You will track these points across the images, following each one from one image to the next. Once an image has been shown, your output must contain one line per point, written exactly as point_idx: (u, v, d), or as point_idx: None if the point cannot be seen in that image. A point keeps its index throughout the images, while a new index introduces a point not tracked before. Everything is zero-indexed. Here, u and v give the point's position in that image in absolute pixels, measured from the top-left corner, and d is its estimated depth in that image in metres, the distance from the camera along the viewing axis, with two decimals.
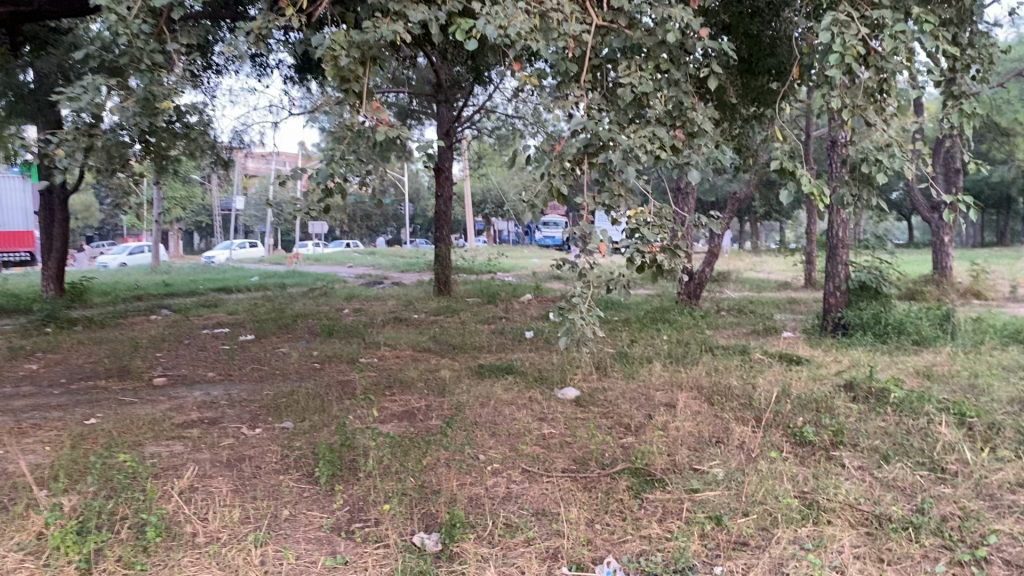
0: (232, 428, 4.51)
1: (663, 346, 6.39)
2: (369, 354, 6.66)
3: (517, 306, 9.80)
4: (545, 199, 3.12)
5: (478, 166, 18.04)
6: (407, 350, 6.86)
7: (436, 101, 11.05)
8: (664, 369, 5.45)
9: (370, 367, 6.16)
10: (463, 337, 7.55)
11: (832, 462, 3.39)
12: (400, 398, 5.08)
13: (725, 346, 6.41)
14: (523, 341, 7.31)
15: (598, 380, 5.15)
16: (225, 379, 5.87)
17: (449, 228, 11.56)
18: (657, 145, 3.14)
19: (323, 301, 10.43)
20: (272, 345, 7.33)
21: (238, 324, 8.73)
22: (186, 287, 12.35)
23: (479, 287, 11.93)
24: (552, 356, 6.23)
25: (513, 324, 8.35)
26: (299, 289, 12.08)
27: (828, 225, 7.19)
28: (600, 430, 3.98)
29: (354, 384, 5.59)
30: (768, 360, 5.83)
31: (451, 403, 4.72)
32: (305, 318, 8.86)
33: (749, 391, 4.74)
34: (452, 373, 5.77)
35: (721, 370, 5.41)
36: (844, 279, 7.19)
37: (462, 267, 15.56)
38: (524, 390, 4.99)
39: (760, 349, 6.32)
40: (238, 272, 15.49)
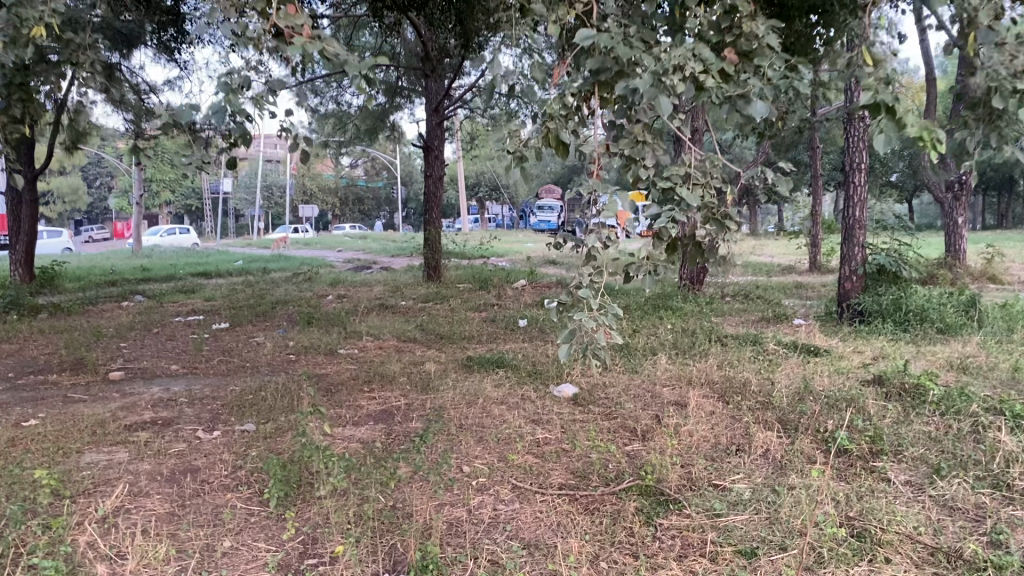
0: (187, 431, 4.01)
1: (667, 335, 5.90)
2: (349, 345, 6.16)
3: (510, 292, 9.29)
4: (536, 147, 2.77)
5: (469, 147, 17.53)
6: (391, 339, 6.36)
7: (425, 75, 10.50)
8: (671, 363, 4.96)
9: (349, 360, 5.65)
10: (452, 326, 7.05)
11: (876, 476, 2.90)
12: (379, 396, 4.58)
13: (734, 336, 5.92)
14: (515, 330, 6.81)
15: (598, 375, 4.65)
16: (188, 373, 5.37)
17: (439, 211, 10.99)
18: (699, 69, 2.43)
19: (307, 287, 9.91)
20: (246, 334, 6.82)
21: (214, 311, 8.22)
22: (165, 272, 11.82)
23: (471, 272, 11.43)
24: (547, 347, 5.74)
25: (505, 312, 7.86)
26: (283, 273, 11.55)
27: (843, 204, 6.70)
28: (602, 434, 3.48)
29: (329, 379, 5.08)
30: (783, 352, 5.34)
31: (434, 403, 4.22)
32: (284, 305, 8.35)
33: (767, 387, 4.25)
34: (438, 366, 5.28)
35: (733, 363, 4.92)
36: (861, 262, 6.72)
37: (454, 251, 15.05)
38: (516, 386, 4.50)
39: (773, 338, 5.83)
40: (222, 256, 14.96)
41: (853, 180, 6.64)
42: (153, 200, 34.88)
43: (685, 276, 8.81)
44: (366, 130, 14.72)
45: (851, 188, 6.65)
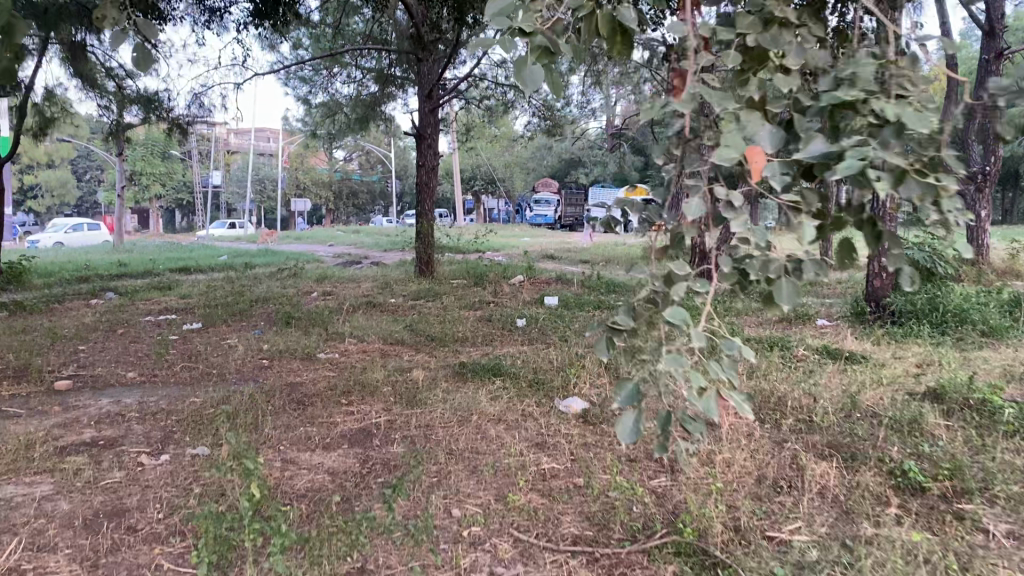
0: (128, 455, 3.41)
1: None
2: (329, 349, 5.55)
3: (508, 289, 8.69)
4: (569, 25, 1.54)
5: (465, 138, 16.91)
6: (376, 342, 5.76)
7: (417, 58, 9.84)
8: None
9: (329, 366, 5.05)
10: (444, 326, 6.46)
11: (967, 525, 2.34)
12: (358, 411, 3.98)
13: (757, 338, 5.33)
14: (515, 332, 6.21)
15: (610, 386, 4.07)
16: (145, 382, 4.76)
17: (433, 202, 10.29)
18: None
19: (290, 283, 9.29)
20: (218, 337, 6.20)
21: (187, 310, 7.59)
22: (142, 267, 11.19)
23: (466, 267, 10.81)
24: (551, 352, 5.14)
25: (503, 311, 7.26)
26: (267, 269, 10.92)
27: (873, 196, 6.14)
28: (622, 465, 2.90)
29: (303, 390, 4.48)
30: (816, 359, 4.75)
31: (422, 420, 3.63)
32: (264, 303, 7.73)
33: (806, 402, 3.67)
34: (428, 373, 4.68)
35: (763, 372, 4.33)
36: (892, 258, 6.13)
37: (448, 245, 14.42)
38: (516, 400, 3.91)
39: (801, 342, 5.24)
40: (207, 250, 14.31)
41: None
42: (142, 194, 34.17)
43: None
44: (356, 119, 14.11)
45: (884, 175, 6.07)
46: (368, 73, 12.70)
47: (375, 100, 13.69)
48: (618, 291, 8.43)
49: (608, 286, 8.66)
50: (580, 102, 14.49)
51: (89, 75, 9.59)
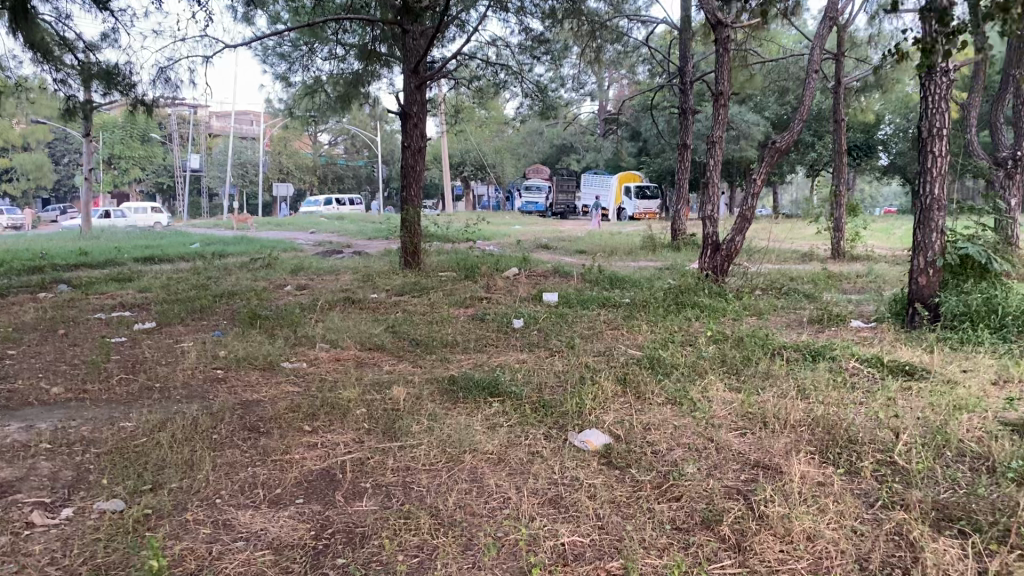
0: (18, 509, 2.62)
1: (711, 347, 4.54)
2: (296, 357, 4.76)
3: (502, 283, 7.94)
4: None
5: (455, 121, 16.11)
6: (351, 347, 4.98)
7: (403, 30, 9.00)
8: (734, 397, 3.59)
9: (292, 382, 4.26)
10: (431, 328, 5.70)
11: None
12: (321, 445, 3.21)
13: (798, 346, 4.58)
14: (512, 336, 5.44)
15: (633, 414, 3.32)
16: (69, 399, 3.96)
17: (419, 186, 9.45)
18: None
19: (262, 275, 8.49)
20: (170, 341, 5.39)
21: (143, 306, 6.78)
22: (104, 256, 10.30)
23: (454, 258, 10.03)
24: (556, 363, 4.36)
25: (497, 309, 6.50)
26: (239, 259, 10.09)
27: (918, 182, 5.43)
28: (667, 539, 2.18)
29: (257, 415, 3.70)
30: (873, 375, 4.00)
31: (400, 462, 2.87)
32: (230, 298, 6.94)
33: (883, 440, 2.94)
34: (411, 391, 3.90)
35: (817, 396, 3.59)
36: (940, 253, 5.41)
37: (435, 233, 13.60)
38: (520, 432, 3.14)
39: (850, 351, 4.49)
40: (179, 238, 13.45)
41: (931, 150, 5.37)
42: (121, 178, 33.16)
43: (708, 265, 7.83)
44: (337, 99, 13.26)
45: (928, 159, 5.39)
46: (350, 49, 11.88)
47: (357, 77, 12.85)
48: (622, 287, 7.69)
49: (611, 280, 7.91)
50: (575, 83, 13.69)
51: (43, 47, 8.77)
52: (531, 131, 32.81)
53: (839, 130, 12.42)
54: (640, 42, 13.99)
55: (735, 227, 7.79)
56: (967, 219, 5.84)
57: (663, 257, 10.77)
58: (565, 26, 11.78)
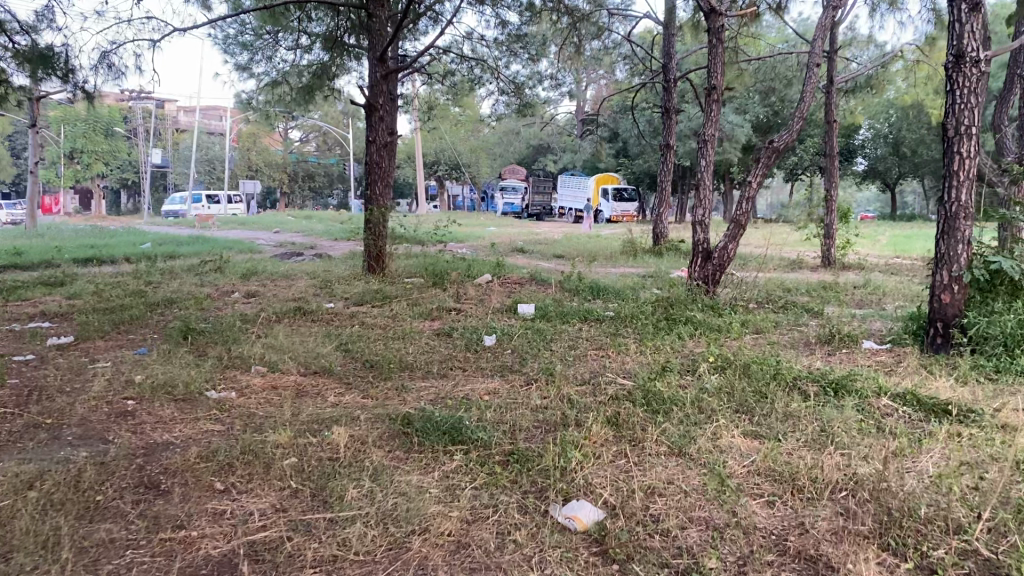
0: None
1: (714, 378, 3.86)
2: (225, 384, 4.02)
3: (474, 291, 7.24)
4: None
5: (427, 118, 15.34)
6: (292, 371, 4.25)
7: (370, 15, 8.26)
8: (752, 451, 2.91)
9: (213, 418, 3.53)
10: (389, 346, 4.97)
11: None
12: (229, 517, 2.49)
13: (815, 376, 3.91)
14: (482, 357, 4.74)
15: (626, 476, 2.62)
16: None
17: (385, 185, 8.67)
18: None
19: (209, 280, 7.72)
20: (83, 359, 4.63)
21: (67, 315, 6.00)
22: (43, 256, 9.45)
23: (421, 262, 9.29)
24: (532, 396, 3.66)
25: (466, 323, 5.78)
26: (187, 261, 9.27)
27: (943, 187, 4.79)
28: None
29: (158, 465, 2.96)
30: (911, 417, 3.34)
31: (325, 549, 2.16)
32: (167, 308, 6.18)
33: (954, 518, 2.27)
34: (355, 435, 3.19)
35: (855, 449, 2.91)
36: (966, 267, 4.77)
37: (405, 234, 12.76)
38: (485, 503, 2.44)
39: (875, 383, 3.81)
40: (130, 237, 12.56)
41: (957, 149, 4.70)
42: (83, 172, 32.04)
43: (697, 274, 7.17)
44: (302, 91, 12.47)
45: (954, 161, 4.71)
46: (314, 38, 11.10)
47: (323, 68, 12.08)
48: (605, 297, 7.02)
49: (593, 289, 7.23)
50: (554, 81, 13.00)
51: None
52: (507, 129, 32.13)
53: (829, 132, 11.84)
54: (623, 39, 13.35)
55: (728, 234, 7.12)
56: (992, 230, 5.21)
57: (645, 264, 10.12)
58: (544, 18, 11.08)
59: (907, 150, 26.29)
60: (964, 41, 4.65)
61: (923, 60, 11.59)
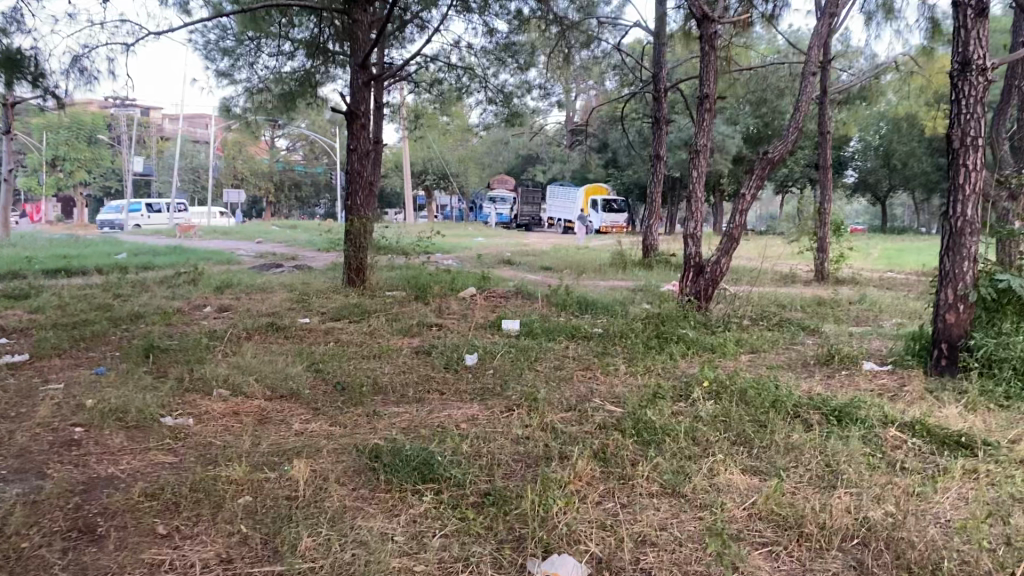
0: None
1: (709, 405, 3.60)
2: (182, 410, 3.73)
3: (457, 306, 6.98)
4: None
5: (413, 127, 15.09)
6: (256, 395, 3.97)
7: (352, 20, 8.02)
8: (752, 491, 2.65)
9: (165, 448, 3.24)
10: (363, 366, 4.69)
11: None
12: (168, 569, 2.21)
13: (817, 403, 3.65)
14: (462, 378, 4.46)
15: (614, 522, 2.36)
16: None
17: (367, 195, 8.39)
18: None
19: (182, 293, 7.42)
20: (35, 380, 4.33)
21: (26, 330, 5.69)
22: (11, 266, 9.11)
23: (404, 275, 9.01)
24: (513, 424, 3.39)
25: (447, 340, 5.50)
26: (161, 272, 8.96)
27: (948, 202, 4.57)
28: None
29: (96, 504, 2.67)
30: (922, 450, 3.08)
31: None
32: (133, 323, 5.87)
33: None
34: (317, 470, 2.91)
35: (864, 488, 2.66)
36: (971, 285, 4.54)
37: (390, 245, 12.49)
38: (454, 557, 2.17)
39: (881, 411, 3.56)
40: (105, 247, 12.22)
41: (962, 162, 4.47)
42: (66, 179, 31.60)
43: (689, 290, 6.93)
44: (285, 99, 12.19)
45: (959, 174, 4.48)
46: (297, 45, 10.84)
47: (307, 75, 11.82)
48: (593, 312, 6.76)
49: (581, 304, 6.97)
50: (544, 91, 12.79)
51: None
52: (496, 139, 31.93)
53: (822, 144, 11.63)
54: (613, 49, 13.15)
55: (720, 247, 6.88)
56: (997, 246, 4.98)
57: (635, 277, 9.87)
58: (532, 26, 10.86)
59: (897, 162, 26.20)
60: (970, 49, 4.43)
61: (917, 71, 11.43)
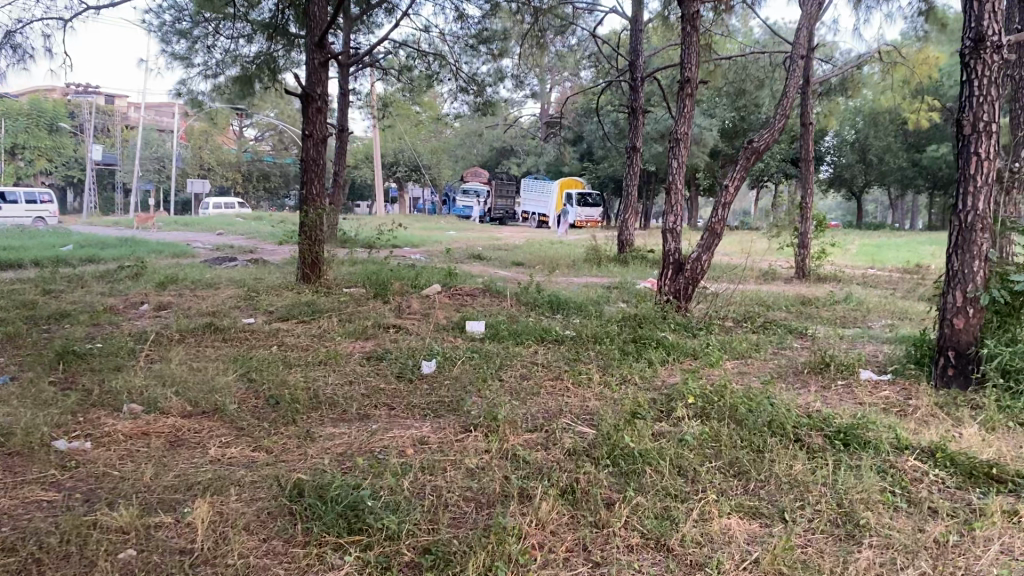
0: None
1: (695, 425, 3.10)
2: (77, 432, 3.15)
3: (418, 303, 6.46)
4: None
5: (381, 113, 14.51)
6: (170, 413, 3.40)
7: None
8: (754, 545, 2.16)
9: (46, 482, 2.68)
10: (304, 374, 4.15)
11: None
12: None
13: (819, 423, 3.18)
14: (415, 389, 3.94)
15: None
16: None
17: (323, 183, 7.80)
18: None
19: (120, 290, 6.82)
20: None
21: None
22: None
23: (364, 270, 8.46)
24: (467, 451, 2.87)
25: (402, 344, 4.98)
26: (102, 267, 8.31)
27: (958, 194, 4.10)
28: None
29: None
30: (946, 484, 2.61)
31: None
32: (53, 325, 5.26)
33: None
34: (224, 515, 2.37)
35: (886, 541, 2.18)
36: (983, 285, 4.08)
37: (351, 237, 11.95)
38: None
39: (894, 433, 3.09)
40: (50, 238, 11.48)
41: (974, 150, 4.00)
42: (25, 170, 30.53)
43: (667, 289, 6.46)
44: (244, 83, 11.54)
45: (970, 164, 4.02)
46: (256, 27, 10.22)
47: (267, 60, 11.19)
48: (566, 312, 6.26)
49: (553, 303, 6.47)
50: (516, 80, 12.27)
51: None
52: (469, 131, 31.29)
53: (804, 135, 11.20)
54: (588, 37, 12.63)
55: (702, 243, 6.40)
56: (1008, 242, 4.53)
57: (609, 273, 9.39)
58: (506, 9, 10.30)
59: (874, 157, 25.96)
60: (984, 23, 3.95)
61: (901, 62, 11.05)
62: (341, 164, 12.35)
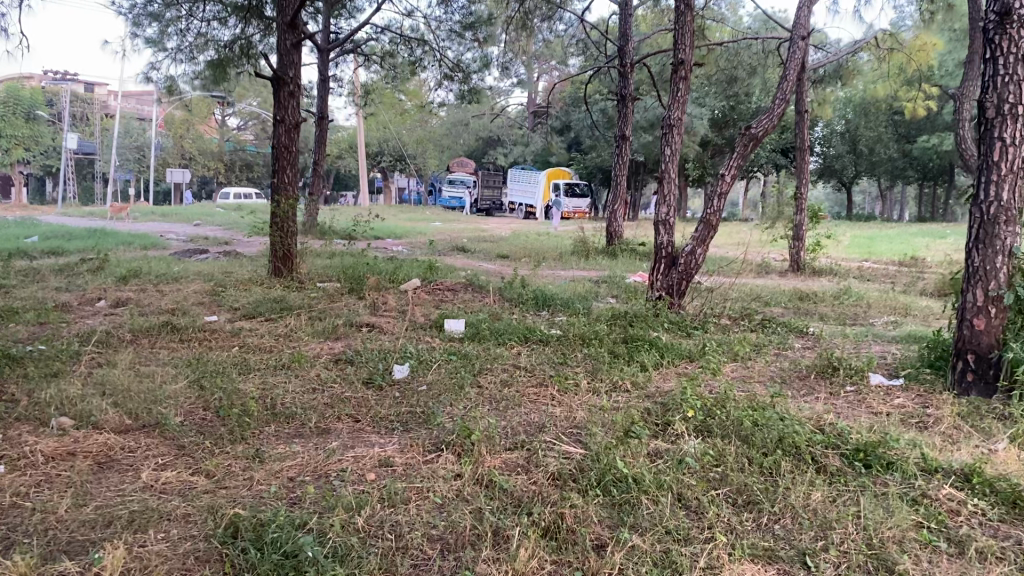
0: None
1: (697, 444, 2.73)
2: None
3: (395, 299, 6.08)
4: None
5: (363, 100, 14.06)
6: (102, 430, 3.01)
7: None
8: None
9: None
10: (261, 381, 3.76)
11: None
12: None
13: (835, 440, 2.81)
14: (384, 398, 3.55)
15: None
16: None
17: (296, 171, 7.37)
18: None
19: (78, 284, 6.39)
20: None
21: None
22: None
23: (341, 263, 8.06)
24: (437, 476, 2.49)
25: (373, 344, 4.60)
26: (65, 259, 7.86)
27: (980, 181, 3.73)
28: None
29: None
30: (989, 517, 2.26)
31: None
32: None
33: None
34: (141, 563, 1.98)
35: None
36: (1006, 281, 3.72)
37: (325, 227, 11.60)
38: None
39: (921, 452, 2.73)
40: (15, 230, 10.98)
41: (998, 134, 3.63)
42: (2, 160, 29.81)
43: (660, 283, 6.10)
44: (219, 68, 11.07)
45: (994, 149, 3.65)
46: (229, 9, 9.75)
47: (242, 44, 10.72)
48: (553, 308, 5.88)
49: (539, 299, 6.09)
50: (502, 67, 11.86)
51: None
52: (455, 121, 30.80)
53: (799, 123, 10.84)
54: (576, 22, 12.22)
55: (696, 234, 6.04)
56: None
57: (598, 266, 9.02)
58: None
59: (865, 148, 25.69)
60: None
61: (898, 49, 10.71)
62: (321, 152, 11.90)
